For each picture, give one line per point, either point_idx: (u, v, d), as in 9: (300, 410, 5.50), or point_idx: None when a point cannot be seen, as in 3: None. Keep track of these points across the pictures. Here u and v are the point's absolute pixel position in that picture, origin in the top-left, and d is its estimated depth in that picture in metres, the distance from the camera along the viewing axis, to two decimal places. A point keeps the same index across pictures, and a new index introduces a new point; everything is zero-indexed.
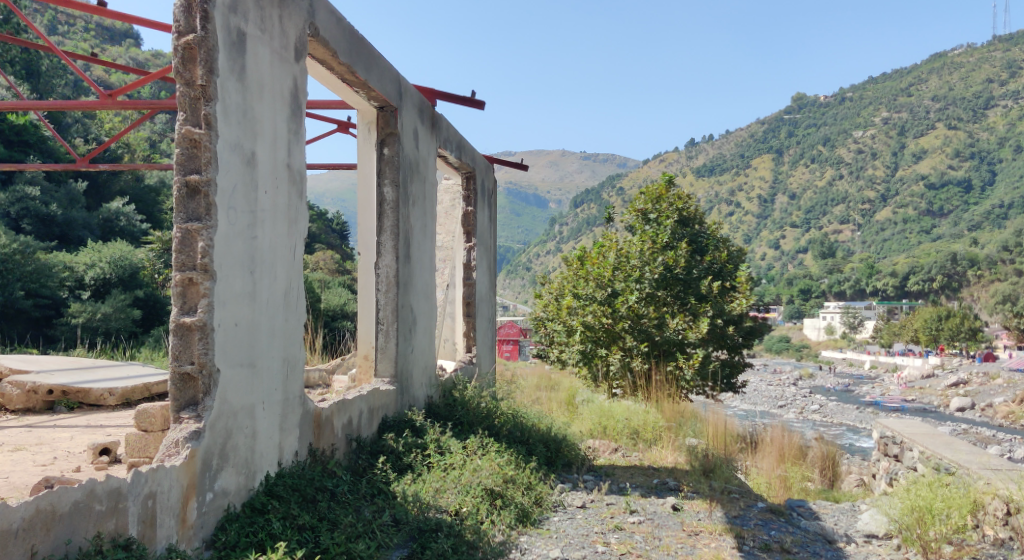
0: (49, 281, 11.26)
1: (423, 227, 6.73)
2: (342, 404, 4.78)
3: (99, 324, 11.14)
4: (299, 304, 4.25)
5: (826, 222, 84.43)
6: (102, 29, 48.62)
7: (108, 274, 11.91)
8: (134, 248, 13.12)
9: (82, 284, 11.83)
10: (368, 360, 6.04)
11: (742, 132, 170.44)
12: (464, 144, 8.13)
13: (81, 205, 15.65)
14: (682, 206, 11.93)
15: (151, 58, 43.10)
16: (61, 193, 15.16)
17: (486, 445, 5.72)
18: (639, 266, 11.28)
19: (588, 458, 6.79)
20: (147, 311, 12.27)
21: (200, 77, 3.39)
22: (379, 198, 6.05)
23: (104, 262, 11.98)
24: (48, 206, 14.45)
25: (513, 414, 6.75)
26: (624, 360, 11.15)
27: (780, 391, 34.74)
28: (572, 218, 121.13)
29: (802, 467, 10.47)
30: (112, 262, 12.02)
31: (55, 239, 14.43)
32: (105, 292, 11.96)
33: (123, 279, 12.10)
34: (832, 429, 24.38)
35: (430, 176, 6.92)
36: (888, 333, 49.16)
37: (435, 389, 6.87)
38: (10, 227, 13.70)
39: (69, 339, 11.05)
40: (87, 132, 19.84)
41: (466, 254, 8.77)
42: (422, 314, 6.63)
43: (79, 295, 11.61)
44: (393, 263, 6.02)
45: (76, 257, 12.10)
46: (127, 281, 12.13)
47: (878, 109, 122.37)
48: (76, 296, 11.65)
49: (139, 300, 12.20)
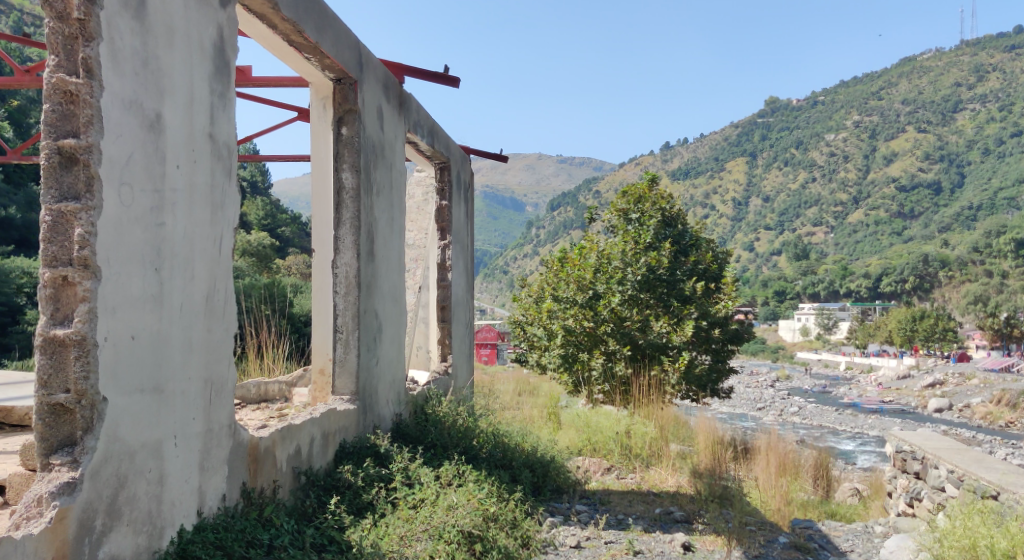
0: (4, 286, 10.08)
1: (391, 221, 5.90)
2: (287, 430, 3.98)
3: None
4: (230, 307, 3.42)
5: (800, 224, 84.61)
6: None
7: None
8: None
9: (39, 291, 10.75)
10: (324, 376, 5.17)
11: (716, 137, 171.57)
12: (437, 130, 7.29)
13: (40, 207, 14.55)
14: (665, 205, 11.12)
15: None
16: (20, 195, 14.10)
17: (461, 475, 4.92)
18: (621, 267, 10.51)
19: (581, 482, 6.03)
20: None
21: (77, 8, 2.53)
22: (336, 186, 5.21)
23: None
24: (5, 209, 13.37)
25: (494, 433, 5.94)
26: (607, 364, 10.35)
27: (757, 393, 34.24)
28: (548, 221, 120.62)
29: (799, 478, 9.74)
30: None
31: (11, 243, 13.37)
32: None
33: None
34: (812, 432, 23.83)
35: (399, 163, 6.10)
36: (863, 334, 49.01)
37: (405, 406, 6.02)
38: None
39: (25, 349, 9.97)
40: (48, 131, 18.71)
41: (440, 252, 7.95)
42: (390, 321, 5.79)
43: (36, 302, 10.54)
44: (353, 261, 5.18)
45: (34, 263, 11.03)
46: None
47: (847, 112, 123.28)
48: (33, 303, 10.58)
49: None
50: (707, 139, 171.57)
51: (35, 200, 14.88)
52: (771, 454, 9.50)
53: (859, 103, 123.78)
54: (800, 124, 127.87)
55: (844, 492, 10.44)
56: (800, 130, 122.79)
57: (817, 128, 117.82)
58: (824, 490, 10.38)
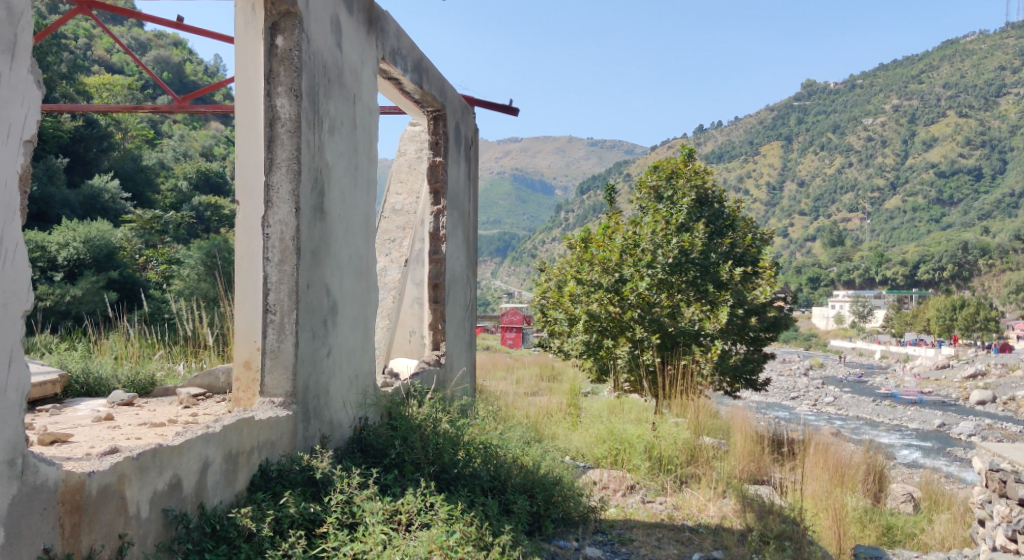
0: None
1: (354, 170, 4.54)
2: (151, 457, 2.70)
3: (69, 307, 10.38)
4: (15, 263, 2.22)
5: (835, 210, 82.18)
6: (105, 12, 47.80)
7: (82, 254, 11.35)
8: (96, 233, 11.76)
9: (55, 265, 11.19)
10: (250, 372, 3.85)
11: (750, 121, 167.77)
12: (425, 66, 5.92)
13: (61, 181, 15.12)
14: (700, 182, 9.69)
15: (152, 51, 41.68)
16: (40, 170, 14.72)
17: (428, 512, 3.63)
18: (651, 248, 9.08)
19: (594, 509, 4.73)
20: (125, 292, 11.64)
21: None
22: (269, 115, 3.86)
23: (78, 241, 11.41)
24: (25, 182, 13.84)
25: (485, 442, 4.63)
26: (635, 353, 8.87)
27: (791, 381, 32.62)
28: (577, 205, 119.28)
29: (853, 481, 8.19)
30: (87, 242, 11.46)
31: (30, 217, 13.87)
32: (78, 273, 11.37)
33: (97, 260, 11.53)
34: (850, 424, 22.30)
35: (368, 100, 4.75)
36: (899, 323, 47.01)
37: (373, 408, 4.69)
38: None
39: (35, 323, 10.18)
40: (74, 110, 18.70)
41: (432, 220, 6.50)
42: (349, 300, 4.46)
43: (52, 277, 10.94)
44: (289, 218, 3.84)
45: (49, 237, 11.51)
46: (102, 262, 11.57)
47: (886, 96, 119.77)
48: (48, 277, 10.97)
49: (114, 281, 11.65)
50: (741, 123, 168.11)
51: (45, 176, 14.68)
52: (820, 455, 8.05)
53: (898, 86, 120.23)
54: (838, 109, 124.47)
55: (896, 497, 8.92)
56: (838, 115, 119.37)
57: (856, 112, 114.42)
58: (874, 489, 8.85)
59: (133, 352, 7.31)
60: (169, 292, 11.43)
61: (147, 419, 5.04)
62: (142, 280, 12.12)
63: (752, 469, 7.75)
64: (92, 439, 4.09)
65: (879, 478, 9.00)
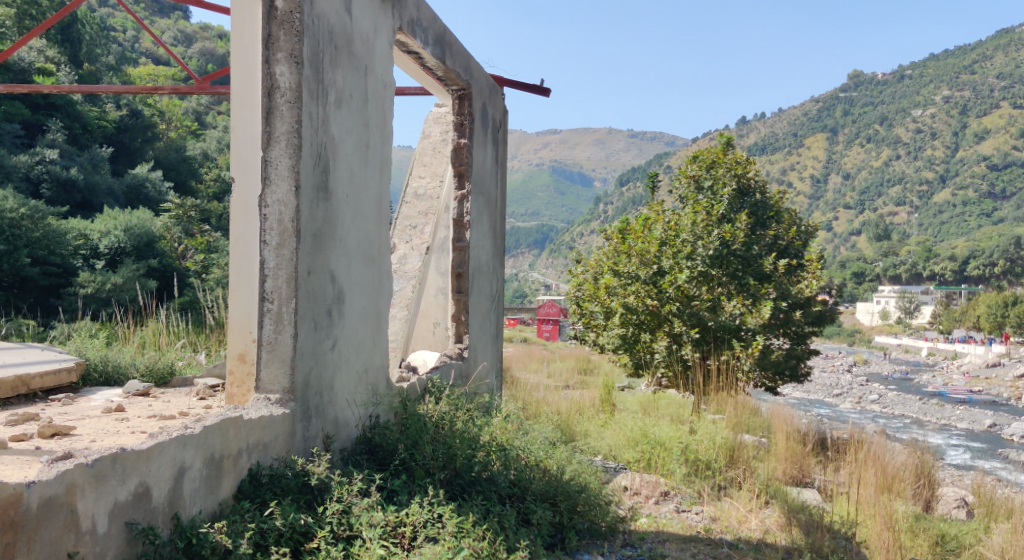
0: (60, 248, 10.30)
1: (366, 147, 4.19)
2: (110, 465, 2.38)
3: (109, 295, 10.28)
4: None
5: (882, 203, 80.07)
6: (151, 3, 48.40)
7: (123, 242, 11.24)
8: (135, 221, 11.65)
9: (96, 253, 11.11)
10: (246, 364, 3.53)
11: (794, 113, 164.52)
12: (448, 39, 5.53)
13: (105, 171, 15.17)
14: (743, 172, 9.15)
15: (195, 45, 42.02)
16: (83, 158, 14.76)
17: (435, 524, 3.27)
18: (690, 240, 8.59)
19: (624, 520, 4.32)
20: (163, 280, 11.53)
21: None
22: (267, 85, 3.52)
23: (119, 229, 11.31)
24: (69, 171, 13.87)
25: (506, 444, 4.24)
26: (672, 348, 8.42)
27: (834, 378, 31.66)
28: (616, 197, 118.17)
29: (903, 483, 7.41)
30: (128, 230, 11.36)
31: (73, 205, 13.87)
32: (119, 261, 11.27)
33: (138, 248, 11.42)
34: (897, 423, 21.47)
35: (382, 72, 4.38)
36: (947, 319, 45.50)
37: (386, 406, 4.33)
38: (27, 191, 13.09)
39: (74, 311, 10.06)
40: (119, 99, 18.76)
41: (457, 206, 6.12)
42: (357, 288, 4.11)
43: (93, 264, 10.85)
44: (288, 197, 3.50)
45: (91, 225, 11.42)
46: (142, 249, 11.46)
47: (936, 87, 116.43)
48: (90, 264, 10.89)
49: (154, 270, 11.53)
50: (784, 115, 164.95)
51: (86, 164, 14.67)
52: (868, 454, 7.52)
53: (949, 77, 116.74)
54: (886, 99, 121.35)
55: (948, 502, 8.32)
56: (886, 106, 116.33)
57: (904, 103, 111.36)
58: (925, 495, 8.25)
59: (161, 341, 7.06)
60: (206, 281, 11.26)
61: (154, 409, 4.73)
62: (183, 269, 12.01)
63: (795, 470, 7.29)
64: (91, 433, 3.80)
65: (930, 481, 8.40)
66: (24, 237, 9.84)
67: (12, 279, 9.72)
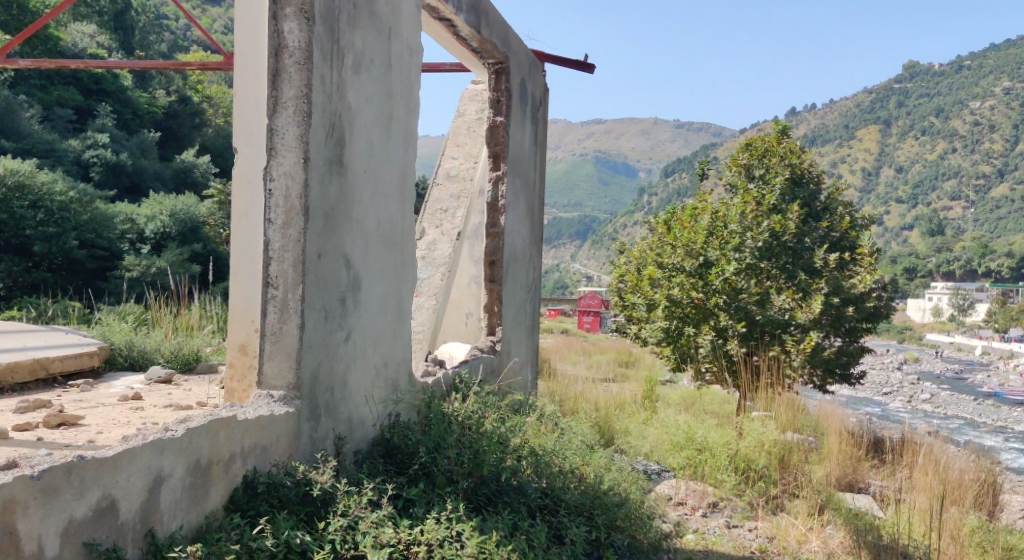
0: (107, 231, 10.07)
1: (387, 118, 3.79)
2: (59, 479, 2.01)
3: (155, 279, 10.12)
4: None
5: (935, 197, 77.50)
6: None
7: (167, 227, 11.04)
8: (177, 204, 11.46)
9: (143, 237, 10.95)
10: (247, 356, 3.17)
11: (845, 104, 160.49)
12: (482, 6, 5.09)
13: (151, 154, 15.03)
14: (797, 161, 8.58)
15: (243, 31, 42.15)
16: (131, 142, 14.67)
17: (453, 544, 2.88)
18: (738, 231, 8.04)
19: (668, 535, 3.91)
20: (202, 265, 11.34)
21: None
22: (274, 43, 3.13)
23: (165, 214, 11.15)
24: (118, 155, 13.80)
25: (537, 449, 3.82)
26: (718, 343, 7.88)
27: (884, 376, 30.56)
28: (661, 188, 116.63)
29: (965, 488, 6.56)
30: (173, 214, 11.18)
31: (123, 189, 13.77)
32: (164, 246, 11.12)
33: (182, 233, 11.26)
34: (952, 424, 20.50)
35: (408, 37, 3.98)
36: (1004, 318, 43.75)
37: (407, 404, 3.94)
38: (76, 174, 13.02)
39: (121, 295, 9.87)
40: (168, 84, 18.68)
41: (491, 188, 5.71)
42: (375, 273, 3.72)
43: (139, 248, 10.69)
44: (293, 169, 3.11)
45: (137, 209, 11.26)
46: (186, 234, 11.29)
47: (995, 77, 112.29)
48: (136, 248, 10.72)
49: (197, 254, 11.34)
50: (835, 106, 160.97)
51: (132, 148, 14.57)
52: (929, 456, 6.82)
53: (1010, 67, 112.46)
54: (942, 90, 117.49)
55: (1013, 512, 7.61)
56: (942, 97, 112.60)
57: (961, 94, 107.69)
58: (989, 503, 7.52)
59: (196, 325, 6.79)
60: None
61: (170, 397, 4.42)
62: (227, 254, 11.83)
63: (847, 474, 6.71)
64: (98, 425, 3.48)
65: (994, 489, 7.71)
66: (72, 220, 9.61)
67: (61, 261, 9.54)
